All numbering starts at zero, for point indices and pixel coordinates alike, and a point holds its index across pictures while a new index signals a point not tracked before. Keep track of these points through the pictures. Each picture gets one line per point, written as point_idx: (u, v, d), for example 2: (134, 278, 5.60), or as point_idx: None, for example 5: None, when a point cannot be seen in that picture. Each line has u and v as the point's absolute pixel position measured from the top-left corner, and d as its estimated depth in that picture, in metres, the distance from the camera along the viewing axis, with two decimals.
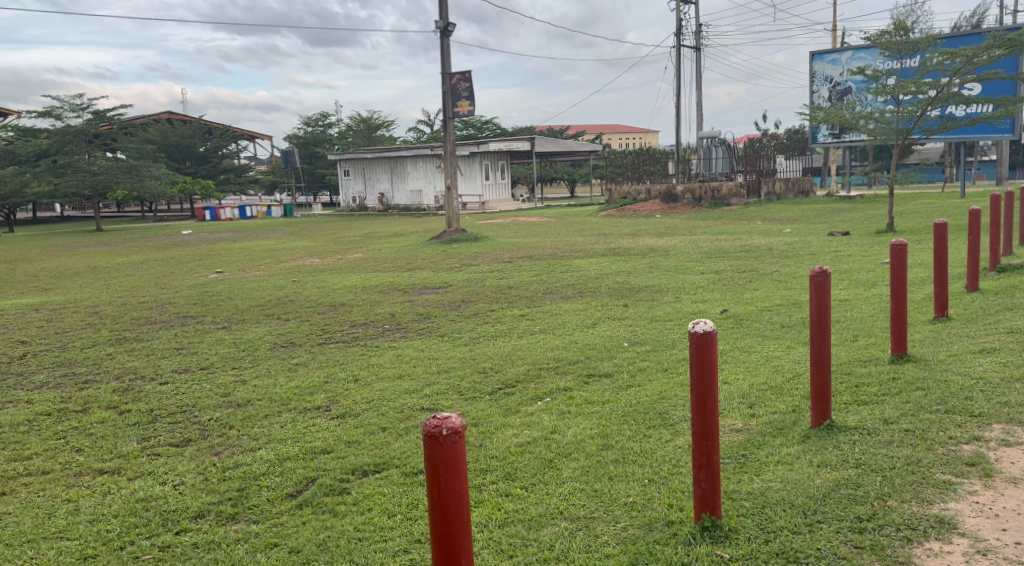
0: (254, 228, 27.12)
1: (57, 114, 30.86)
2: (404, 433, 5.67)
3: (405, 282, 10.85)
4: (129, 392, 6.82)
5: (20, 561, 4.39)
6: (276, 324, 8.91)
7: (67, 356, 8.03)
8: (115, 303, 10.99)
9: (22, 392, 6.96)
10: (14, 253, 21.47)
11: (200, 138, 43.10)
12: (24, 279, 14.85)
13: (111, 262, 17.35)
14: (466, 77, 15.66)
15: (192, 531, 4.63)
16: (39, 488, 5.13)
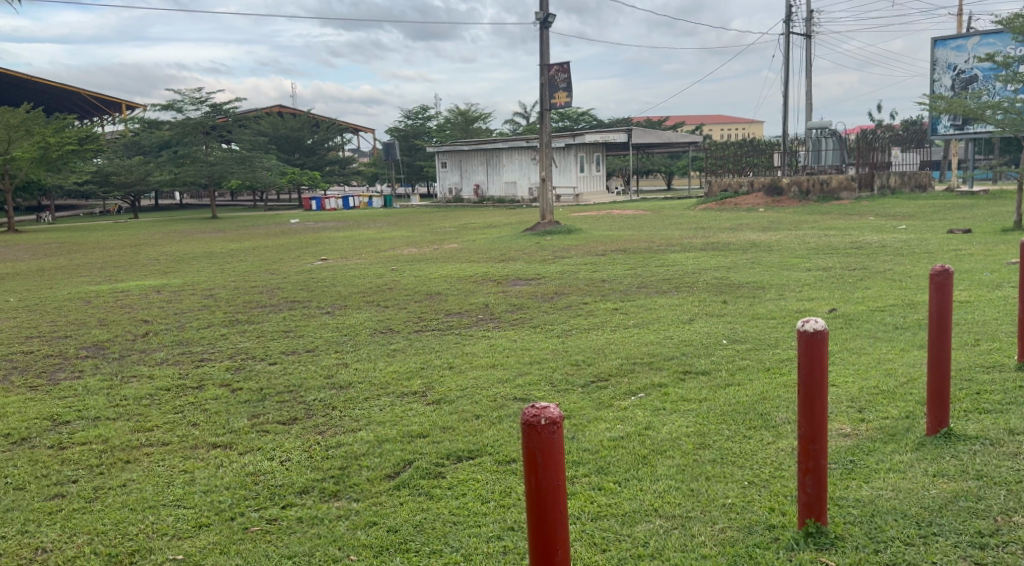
0: (357, 218, 27.77)
1: (177, 107, 32.22)
2: (497, 422, 5.68)
3: (498, 273, 10.88)
4: (240, 370, 7.07)
5: (142, 526, 4.57)
6: (375, 311, 9.06)
7: (185, 335, 8.36)
8: (229, 286, 11.38)
9: (145, 367, 7.29)
10: (137, 238, 22.62)
11: (308, 131, 44.36)
12: (147, 262, 15.59)
13: (224, 248, 18.02)
14: (564, 69, 15.59)
15: (297, 506, 4.74)
16: (158, 458, 5.34)
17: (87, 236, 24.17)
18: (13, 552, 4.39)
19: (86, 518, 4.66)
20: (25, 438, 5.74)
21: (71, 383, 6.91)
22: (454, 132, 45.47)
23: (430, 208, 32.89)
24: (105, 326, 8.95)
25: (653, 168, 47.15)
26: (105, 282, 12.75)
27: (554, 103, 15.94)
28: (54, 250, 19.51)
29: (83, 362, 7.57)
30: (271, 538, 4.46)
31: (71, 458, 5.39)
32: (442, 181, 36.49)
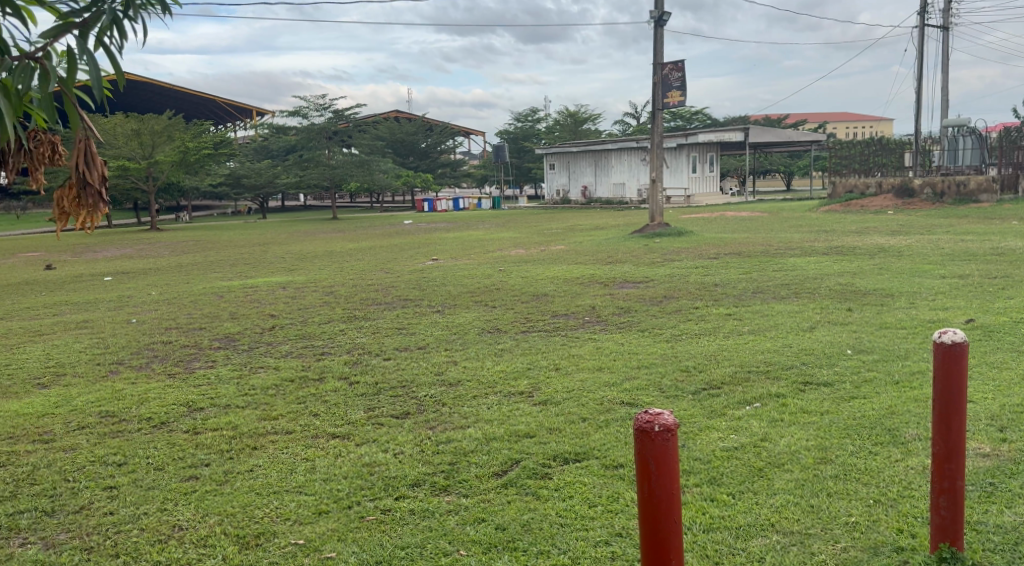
0: (467, 219, 28.03)
1: (304, 113, 33.82)
2: (604, 426, 5.55)
3: (605, 275, 10.72)
4: (357, 364, 7.17)
5: (266, 510, 4.65)
6: (484, 311, 9.05)
7: (307, 330, 8.56)
8: (347, 284, 11.61)
9: (270, 358, 7.49)
10: (260, 237, 23.50)
11: (422, 135, 45.19)
12: (272, 259, 16.14)
13: (342, 247, 18.46)
14: (679, 67, 15.27)
15: (409, 498, 4.75)
16: (281, 446, 5.45)
17: (217, 234, 25.28)
18: (152, 527, 4.52)
19: (217, 499, 4.77)
20: (163, 422, 5.96)
21: (204, 371, 7.16)
22: (564, 133, 45.26)
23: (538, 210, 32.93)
24: (235, 319, 9.26)
25: (768, 169, 45.92)
26: (232, 278, 13.22)
27: (668, 102, 15.65)
28: (186, 248, 20.44)
29: (215, 352, 7.83)
30: (385, 528, 4.47)
31: (203, 442, 5.55)
32: (551, 183, 36.55)
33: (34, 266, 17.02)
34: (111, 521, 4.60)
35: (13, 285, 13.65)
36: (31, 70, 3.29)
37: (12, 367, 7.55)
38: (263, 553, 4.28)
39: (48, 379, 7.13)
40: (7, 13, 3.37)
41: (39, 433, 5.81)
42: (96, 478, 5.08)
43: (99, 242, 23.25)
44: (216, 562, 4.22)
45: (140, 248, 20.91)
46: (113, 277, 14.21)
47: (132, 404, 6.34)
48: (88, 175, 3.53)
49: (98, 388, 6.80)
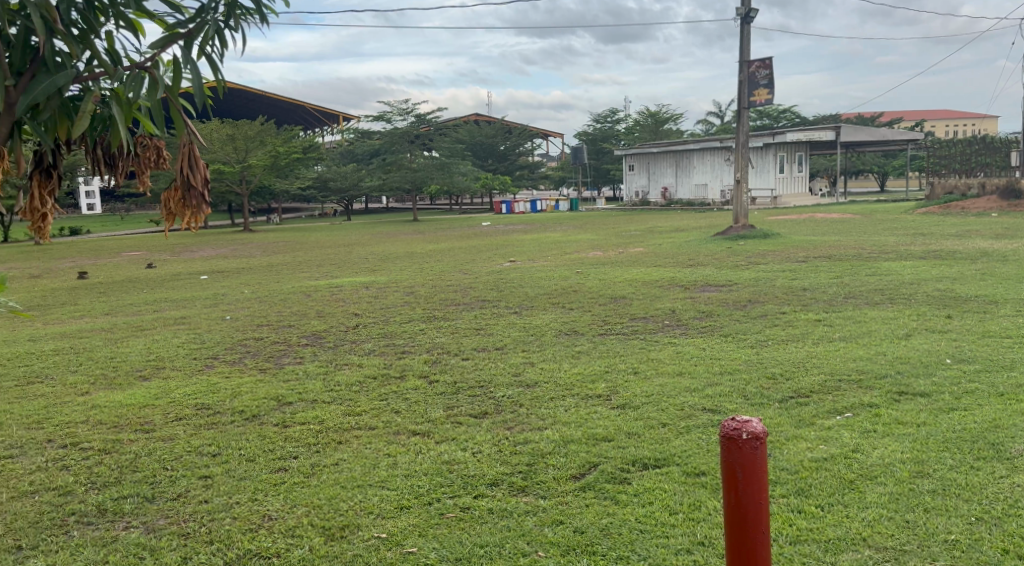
0: (546, 221, 27.96)
1: (387, 118, 34.41)
2: (685, 432, 5.40)
3: (686, 279, 10.50)
4: (437, 363, 7.17)
5: (351, 504, 4.66)
6: (562, 313, 8.97)
7: (388, 328, 8.62)
8: (427, 284, 11.68)
9: (354, 356, 7.55)
10: (345, 239, 23.88)
11: (501, 137, 45.38)
12: (355, 260, 16.39)
13: (422, 248, 18.63)
14: (766, 65, 14.92)
15: (487, 497, 4.69)
16: (365, 441, 5.47)
17: (302, 237, 25.83)
18: (244, 517, 4.57)
19: (304, 491, 4.81)
20: (254, 415, 6.05)
21: (293, 367, 7.26)
22: (644, 135, 44.39)
23: (617, 212, 32.66)
24: (321, 317, 9.39)
25: (861, 169, 44.49)
26: (320, 278, 13.44)
27: (754, 101, 15.31)
28: (274, 248, 20.93)
29: (303, 349, 7.94)
30: (464, 525, 4.42)
31: (292, 436, 5.61)
32: (631, 185, 36.30)
33: (136, 264, 17.67)
34: (207, 508, 4.67)
35: (115, 282, 14.17)
36: (143, 77, 3.21)
37: (116, 359, 7.80)
38: (347, 545, 4.28)
39: (150, 371, 7.34)
40: (120, 24, 3.35)
41: (141, 423, 5.96)
42: (192, 468, 5.17)
43: (192, 243, 23.97)
44: (303, 552, 4.23)
45: (232, 248, 21.51)
46: (209, 276, 14.61)
47: (226, 397, 6.46)
48: (192, 177, 3.42)
49: (195, 381, 6.97)
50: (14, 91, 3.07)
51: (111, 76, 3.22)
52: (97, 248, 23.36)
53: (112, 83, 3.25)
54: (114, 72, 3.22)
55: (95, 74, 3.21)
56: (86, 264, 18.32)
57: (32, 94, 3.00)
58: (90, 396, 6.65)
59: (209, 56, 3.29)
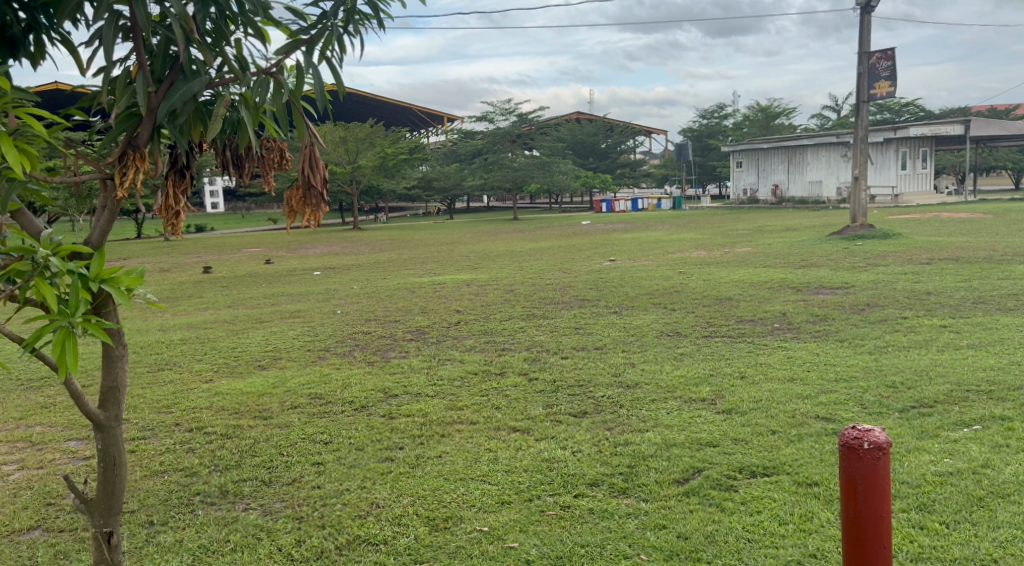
0: (649, 219, 27.51)
1: (490, 118, 34.68)
2: (796, 440, 5.14)
3: (797, 280, 10.10)
4: (536, 361, 7.07)
5: (454, 496, 4.62)
6: (664, 313, 8.76)
7: (488, 326, 8.58)
8: (526, 282, 11.62)
9: (456, 352, 7.53)
10: (449, 236, 24.08)
11: (603, 135, 45.09)
12: (458, 258, 16.48)
13: (524, 246, 18.61)
14: (887, 56, 14.26)
15: (588, 497, 4.56)
16: (467, 435, 5.42)
17: (410, 234, 26.17)
18: (353, 503, 4.59)
19: (410, 481, 4.79)
20: (362, 406, 6.09)
21: (398, 361, 7.29)
22: (754, 129, 43.13)
23: (723, 210, 31.92)
24: (424, 313, 9.44)
25: (990, 165, 42.10)
26: (425, 275, 13.52)
27: (874, 94, 14.66)
28: (380, 246, 21.28)
29: (407, 343, 7.98)
30: (565, 524, 4.31)
31: (398, 427, 5.61)
32: (738, 182, 35.30)
33: (254, 260, 18.23)
34: (319, 494, 4.71)
35: (234, 276, 14.63)
36: (269, 82, 3.21)
37: (237, 349, 8.02)
38: (451, 537, 4.24)
39: (268, 361, 7.51)
40: (248, 32, 3.26)
41: (259, 410, 6.08)
42: (306, 454, 5.23)
43: (303, 240, 24.62)
44: (409, 541, 4.21)
45: (341, 245, 21.99)
46: (321, 271, 14.93)
47: (336, 388, 6.53)
48: (312, 177, 3.42)
49: (308, 371, 7.08)
50: (156, 97, 3.09)
51: (240, 82, 3.21)
52: (214, 244, 24.28)
53: (239, 88, 3.23)
54: (243, 79, 3.20)
55: (225, 80, 3.20)
56: (208, 259, 19.08)
57: (172, 100, 3.02)
58: (213, 384, 6.84)
59: (329, 63, 3.21)
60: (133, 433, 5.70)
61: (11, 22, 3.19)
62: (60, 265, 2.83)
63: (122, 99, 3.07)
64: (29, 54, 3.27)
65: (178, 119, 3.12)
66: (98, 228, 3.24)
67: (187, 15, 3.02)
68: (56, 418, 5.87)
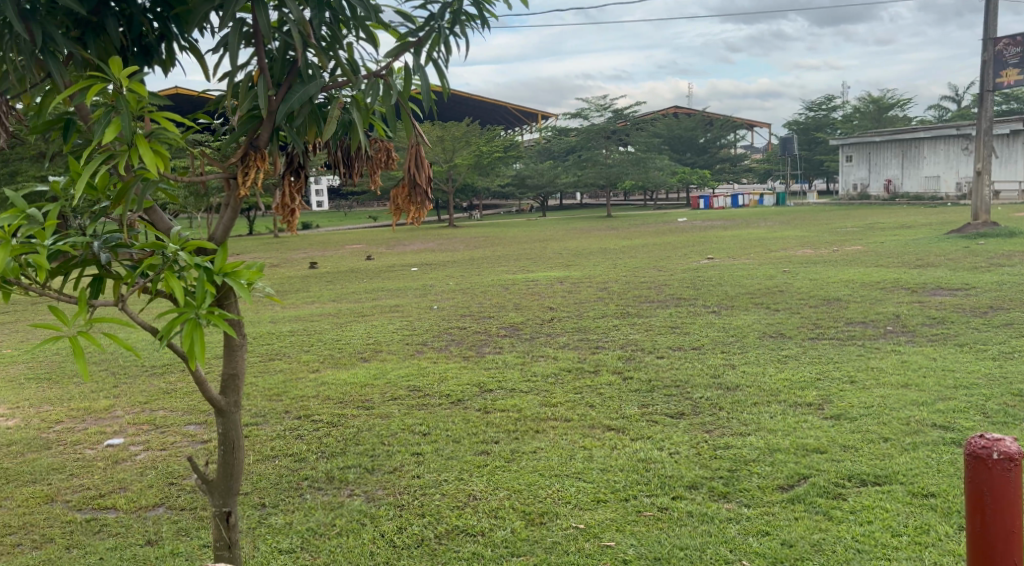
0: (751, 216, 26.81)
1: (584, 114, 34.51)
2: (911, 449, 4.84)
3: (911, 281, 9.61)
4: (631, 360, 6.90)
5: (550, 492, 4.52)
6: (767, 314, 8.46)
7: (582, 323, 8.44)
8: (621, 280, 11.43)
9: (549, 349, 7.42)
10: (544, 234, 23.99)
11: (702, 130, 44.27)
12: (551, 255, 16.37)
13: (620, 244, 18.36)
14: (1015, 42, 13.66)
15: (687, 500, 4.39)
16: (561, 432, 5.31)
17: (505, 231, 26.20)
18: (451, 494, 4.54)
19: (506, 475, 4.71)
20: (458, 399, 6.04)
21: (493, 356, 7.24)
22: (865, 121, 41.49)
23: (833, 206, 30.84)
24: (518, 310, 9.37)
25: None
26: (519, 272, 13.46)
27: (1000, 82, 13.92)
28: (474, 243, 21.36)
29: (501, 340, 7.92)
30: (663, 525, 4.15)
31: (493, 421, 5.54)
32: (848, 177, 34.22)
33: (355, 257, 18.53)
34: (419, 483, 4.68)
35: (338, 272, 14.87)
36: (379, 84, 3.18)
37: (340, 341, 8.12)
38: (547, 532, 4.13)
39: (369, 353, 7.57)
40: (360, 36, 3.25)
41: (362, 401, 6.11)
42: (406, 444, 5.22)
43: (401, 237, 24.91)
44: (506, 534, 4.13)
45: (438, 242, 22.20)
46: (418, 268, 15.05)
47: (434, 381, 6.51)
48: (417, 175, 3.36)
49: (406, 364, 7.10)
50: (275, 100, 3.11)
51: (353, 84, 3.19)
52: (318, 241, 24.81)
53: (352, 91, 3.22)
54: (355, 81, 3.19)
55: (338, 83, 3.19)
56: (310, 255, 19.50)
57: (288, 102, 3.02)
58: (319, 374, 6.92)
59: (436, 64, 3.15)
60: (247, 419, 5.81)
61: (147, 32, 3.30)
62: (188, 259, 2.87)
63: (244, 102, 3.11)
64: (161, 62, 3.38)
65: (295, 121, 3.13)
66: (222, 224, 3.27)
67: (304, 20, 3.03)
68: (176, 403, 6.03)
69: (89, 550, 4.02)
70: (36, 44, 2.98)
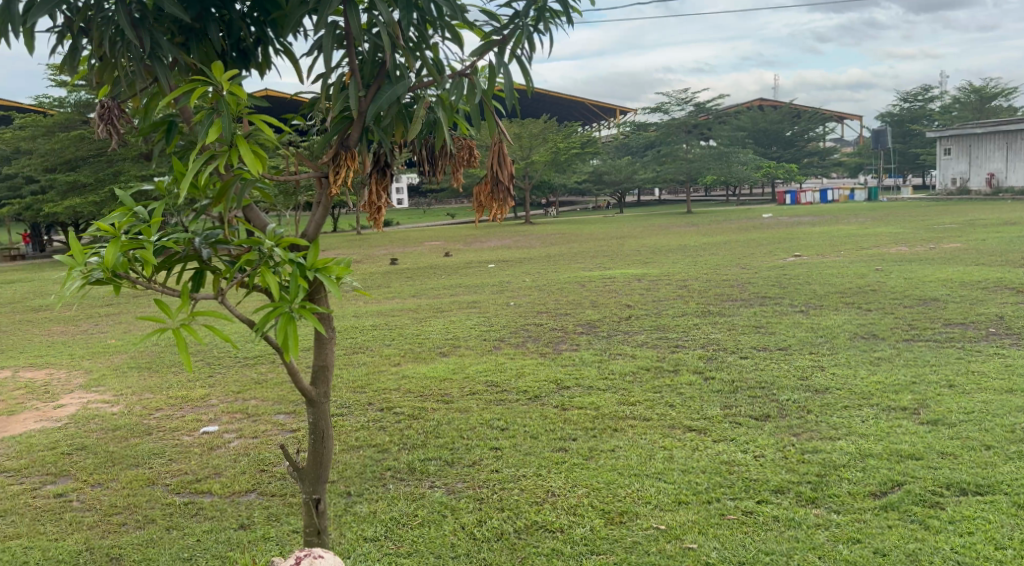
0: (840, 212, 26.12)
1: (665, 108, 34.07)
2: (1016, 458, 4.62)
3: (1015, 281, 9.19)
4: (713, 360, 6.78)
5: (629, 491, 4.46)
6: (857, 314, 8.20)
7: (662, 321, 8.33)
8: (701, 278, 11.24)
9: (627, 347, 7.35)
10: (624, 230, 23.78)
11: (789, 122, 43.23)
12: (630, 252, 16.23)
13: (702, 241, 18.08)
14: None
15: (772, 504, 4.28)
16: (641, 432, 5.24)
17: (585, 228, 26.06)
18: (530, 490, 4.53)
19: (584, 473, 4.68)
20: (536, 395, 6.04)
21: (570, 354, 7.21)
22: (965, 112, 39.84)
23: (930, 202, 29.77)
24: (596, 307, 9.31)
25: None
26: (597, 269, 13.37)
27: None
28: (552, 240, 21.32)
29: (579, 337, 7.89)
30: (747, 529, 4.06)
31: (571, 418, 5.52)
32: (947, 170, 33.09)
33: (434, 253, 18.68)
34: (497, 478, 4.68)
35: (416, 268, 15.04)
36: (464, 83, 3.19)
37: (420, 336, 8.20)
38: (627, 531, 4.09)
39: (448, 348, 7.63)
40: (446, 36, 3.26)
41: (441, 394, 6.16)
42: (484, 438, 5.23)
43: (480, 234, 25.04)
44: (585, 532, 4.10)
45: (515, 239, 22.25)
46: (496, 265, 15.09)
47: (512, 376, 6.52)
48: (500, 173, 3.36)
49: (485, 359, 7.13)
50: (365, 101, 3.16)
51: (438, 84, 3.21)
52: (399, 237, 25.13)
53: (436, 90, 3.23)
54: (440, 81, 3.20)
55: (424, 83, 3.21)
56: (391, 251, 19.76)
57: (377, 103, 3.07)
58: (399, 367, 7.00)
59: (519, 62, 3.14)
60: (332, 410, 5.92)
61: (244, 37, 3.39)
62: (282, 255, 2.95)
63: (336, 104, 3.17)
64: (257, 65, 3.47)
65: (383, 122, 3.17)
66: (314, 222, 3.33)
67: (394, 22, 3.06)
68: (267, 393, 6.18)
69: (187, 533, 4.15)
70: (146, 49, 3.10)
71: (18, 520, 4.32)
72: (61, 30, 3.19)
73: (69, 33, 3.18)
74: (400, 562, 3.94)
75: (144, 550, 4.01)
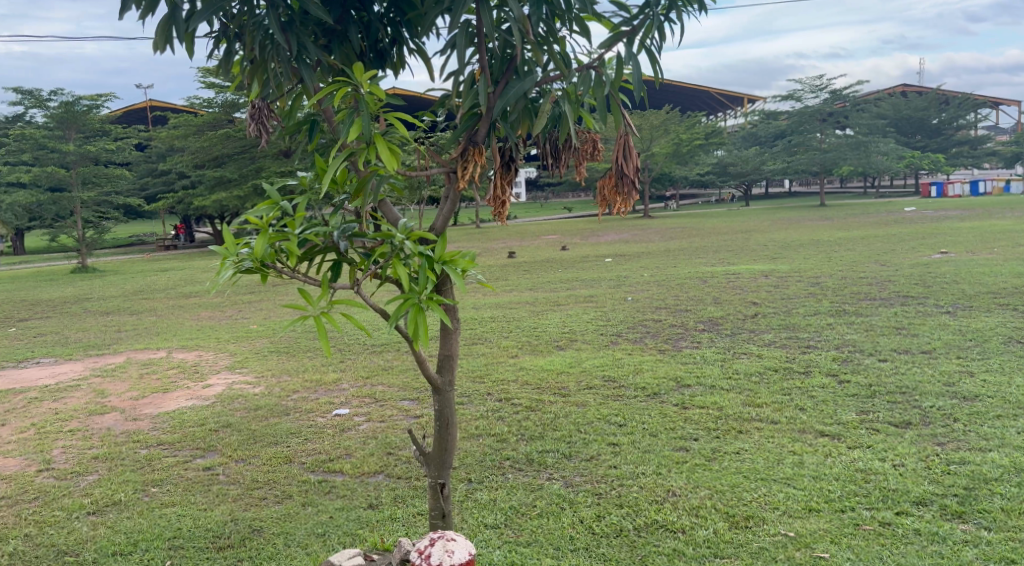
0: (989, 206, 24.70)
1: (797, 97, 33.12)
2: None
3: None
4: (848, 362, 6.62)
5: (756, 496, 4.44)
6: (1010, 317, 7.80)
7: (790, 320, 8.17)
8: (835, 275, 10.92)
9: (754, 346, 7.26)
10: (752, 224, 23.24)
11: (935, 110, 41.12)
12: (759, 247, 15.89)
13: (837, 236, 17.49)
14: None
15: (913, 517, 4.18)
16: (768, 435, 5.19)
17: (709, 221, 25.62)
18: (651, 488, 4.57)
19: (707, 474, 4.68)
20: (655, 393, 6.06)
21: (692, 351, 7.18)
22: None
23: None
24: (719, 304, 9.21)
25: None
26: (720, 264, 13.18)
27: None
28: (676, 234, 21.08)
29: (702, 334, 7.84)
30: (886, 541, 3.99)
31: (692, 418, 5.52)
32: None
33: (554, 247, 18.81)
34: (616, 474, 4.74)
35: (536, 262, 15.19)
36: (591, 75, 3.26)
37: (539, 329, 8.33)
38: (753, 537, 4.09)
39: (565, 342, 7.73)
40: (574, 29, 3.34)
41: (559, 388, 6.27)
42: (602, 434, 5.30)
43: (603, 227, 24.99)
44: (708, 534, 4.12)
45: (636, 233, 22.12)
46: (615, 258, 15.08)
47: (630, 372, 6.56)
48: (625, 166, 3.42)
49: (602, 354, 7.19)
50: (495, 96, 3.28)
51: (565, 77, 3.30)
52: (522, 230, 25.39)
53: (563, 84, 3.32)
54: (567, 74, 3.29)
55: (552, 77, 3.31)
56: (512, 244, 20.01)
57: (507, 99, 3.18)
58: (517, 359, 7.15)
59: (648, 51, 3.20)
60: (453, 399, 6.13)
61: (381, 38, 3.57)
62: (412, 248, 3.10)
63: (467, 100, 3.30)
64: (393, 65, 3.64)
65: (511, 117, 3.28)
66: (442, 215, 3.47)
67: (524, 17, 3.16)
68: (394, 380, 6.43)
69: (320, 509, 4.40)
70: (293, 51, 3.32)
71: (173, 489, 4.68)
72: (217, 36, 3.45)
73: (224, 38, 3.44)
74: (522, 551, 4.06)
75: (282, 524, 4.27)
